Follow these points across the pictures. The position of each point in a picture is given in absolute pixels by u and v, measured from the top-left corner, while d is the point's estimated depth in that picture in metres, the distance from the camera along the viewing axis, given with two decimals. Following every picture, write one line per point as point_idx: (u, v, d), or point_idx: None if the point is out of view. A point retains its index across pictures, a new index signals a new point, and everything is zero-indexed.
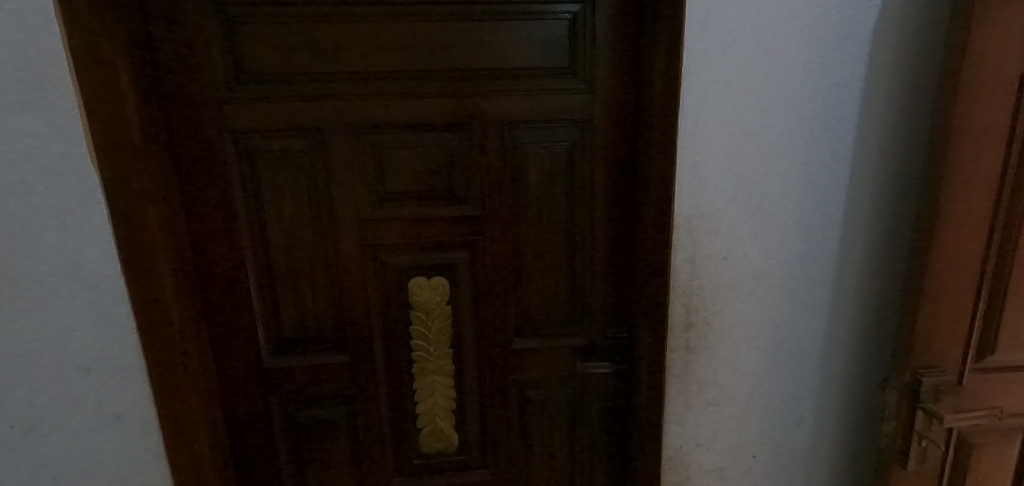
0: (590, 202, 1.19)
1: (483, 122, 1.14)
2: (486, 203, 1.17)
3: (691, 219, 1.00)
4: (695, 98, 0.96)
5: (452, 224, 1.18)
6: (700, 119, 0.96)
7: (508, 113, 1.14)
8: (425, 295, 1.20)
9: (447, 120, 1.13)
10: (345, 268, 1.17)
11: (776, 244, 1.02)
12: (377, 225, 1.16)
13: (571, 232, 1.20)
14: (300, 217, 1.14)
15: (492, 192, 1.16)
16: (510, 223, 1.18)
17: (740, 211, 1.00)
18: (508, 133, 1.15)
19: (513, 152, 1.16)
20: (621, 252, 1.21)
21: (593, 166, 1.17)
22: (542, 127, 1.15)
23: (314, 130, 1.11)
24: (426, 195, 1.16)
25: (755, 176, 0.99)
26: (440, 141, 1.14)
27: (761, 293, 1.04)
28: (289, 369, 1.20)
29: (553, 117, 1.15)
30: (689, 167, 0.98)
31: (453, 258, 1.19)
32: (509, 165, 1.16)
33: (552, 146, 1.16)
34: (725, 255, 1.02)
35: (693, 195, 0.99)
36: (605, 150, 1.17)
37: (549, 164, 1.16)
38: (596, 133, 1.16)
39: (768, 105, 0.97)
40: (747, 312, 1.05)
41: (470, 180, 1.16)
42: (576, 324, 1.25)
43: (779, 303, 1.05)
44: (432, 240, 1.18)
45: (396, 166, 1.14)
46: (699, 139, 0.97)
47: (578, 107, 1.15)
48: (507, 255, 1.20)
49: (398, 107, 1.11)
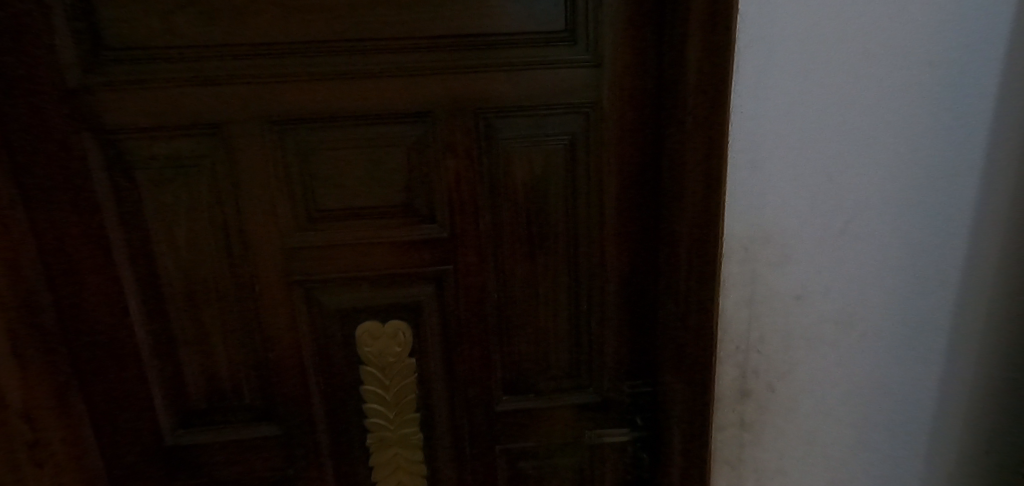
0: (598, 215, 0.87)
1: (449, 111, 0.82)
2: (456, 222, 0.86)
3: (748, 245, 0.68)
4: (756, 65, 0.64)
5: (411, 250, 0.86)
6: (763, 95, 0.65)
7: (481, 97, 0.82)
8: (380, 346, 0.90)
9: (399, 109, 0.81)
10: (267, 314, 0.86)
11: (875, 278, 0.70)
12: (310, 255, 0.85)
13: (571, 257, 0.88)
14: (202, 246, 0.83)
15: (463, 205, 0.85)
16: (491, 248, 0.87)
17: (821, 231, 0.68)
18: (484, 125, 0.84)
19: (491, 152, 0.84)
20: (641, 281, 0.90)
21: (601, 167, 0.86)
22: (531, 116, 0.84)
23: (214, 127, 0.80)
24: (374, 212, 0.85)
25: (842, 180, 0.67)
26: (390, 138, 0.83)
27: (851, 349, 0.72)
28: (202, 448, 0.90)
29: (545, 102, 0.83)
30: (743, 167, 0.67)
31: (414, 295, 0.88)
32: (487, 170, 0.85)
33: (546, 142, 0.85)
34: (799, 295, 0.70)
35: (751, 208, 0.68)
36: (618, 144, 0.85)
37: (543, 167, 0.85)
38: (605, 122, 0.84)
39: (865, 73, 0.64)
40: (830, 377, 0.72)
41: (433, 188, 0.85)
42: (582, 377, 0.94)
43: (876, 361, 0.72)
44: (386, 271, 0.87)
45: (330, 175, 0.83)
46: (761, 125, 0.65)
47: (580, 87, 0.83)
48: (488, 290, 0.89)
49: (330, 93, 0.80)
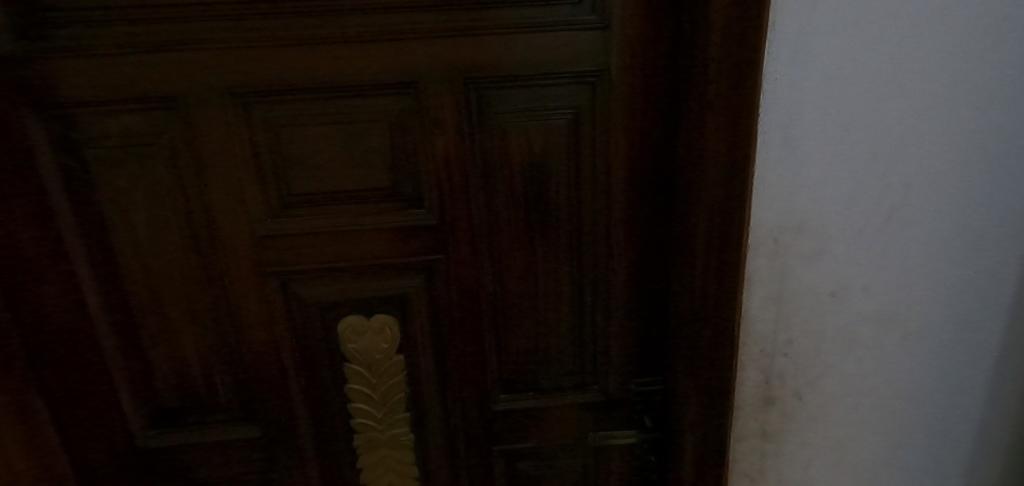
0: (605, 199, 0.78)
1: (437, 81, 0.73)
2: (447, 207, 0.77)
3: (778, 235, 0.59)
4: (796, 23, 0.54)
5: (397, 237, 0.78)
6: (803, 59, 0.55)
7: (473, 65, 0.73)
8: (365, 342, 0.82)
9: (379, 79, 0.72)
10: (241, 308, 0.79)
11: (929, 275, 0.60)
12: (285, 243, 0.77)
13: (575, 244, 0.80)
14: (165, 234, 0.75)
15: (454, 188, 0.76)
16: (485, 235, 0.79)
17: (864, 220, 0.59)
18: (477, 97, 0.74)
19: (485, 128, 0.75)
20: (651, 271, 0.81)
21: (609, 145, 0.76)
22: (531, 86, 0.74)
23: (172, 100, 0.71)
24: (355, 195, 0.76)
25: (895, 160, 0.57)
26: (370, 112, 0.73)
27: (895, 354, 0.62)
28: (177, 450, 0.84)
29: (546, 70, 0.73)
30: (775, 145, 0.57)
31: (401, 287, 0.80)
32: (480, 148, 0.76)
33: (546, 116, 0.75)
34: (835, 292, 0.61)
35: (783, 193, 0.58)
36: (628, 118, 0.75)
37: (543, 145, 0.76)
38: (614, 94, 0.75)
39: (926, 33, 0.54)
40: (870, 385, 0.63)
41: (421, 169, 0.76)
42: (587, 374, 0.86)
43: (925, 369, 0.63)
44: (370, 261, 0.79)
45: (305, 155, 0.74)
46: (799, 95, 0.56)
47: (585, 53, 0.73)
48: (484, 281, 0.80)
49: (302, 61, 0.70)
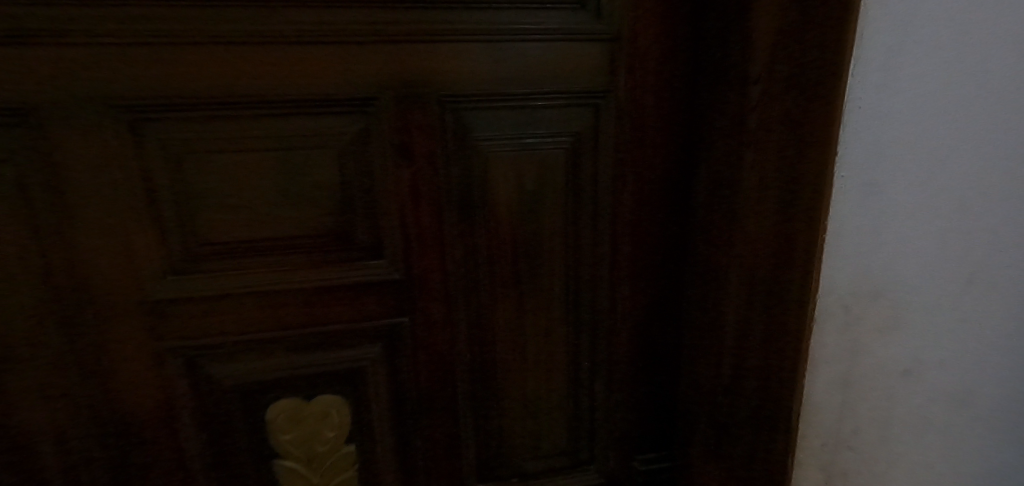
0: (608, 248, 0.64)
1: (405, 99, 0.56)
2: (415, 258, 0.60)
3: (848, 305, 0.49)
4: (881, 53, 0.45)
5: (349, 297, 0.60)
6: (889, 95, 0.46)
7: (450, 80, 0.57)
8: (303, 432, 0.63)
9: (327, 94, 0.54)
10: (131, 396, 0.58)
11: (1007, 347, 0.52)
12: (197, 309, 0.57)
13: (571, 301, 0.65)
14: (12, 302, 0.53)
15: (425, 234, 0.60)
16: (463, 292, 0.63)
17: (947, 287, 0.49)
18: (455, 121, 0.58)
19: (464, 159, 0.59)
20: (660, 332, 0.68)
21: (615, 182, 0.62)
22: (522, 108, 0.59)
23: (22, 115, 0.50)
24: (293, 246, 0.58)
25: (980, 218, 0.48)
26: (315, 138, 0.55)
27: (968, 438, 0.54)
28: None
29: (541, 89, 0.59)
30: (849, 198, 0.47)
31: (354, 359, 0.62)
32: (458, 184, 0.60)
33: (541, 145, 0.60)
34: (908, 371, 0.51)
35: (857, 253, 0.48)
36: (639, 150, 0.62)
37: (537, 181, 0.61)
38: (621, 120, 0.61)
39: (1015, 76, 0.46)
40: (939, 475, 0.54)
41: (381, 210, 0.59)
42: (582, 454, 0.71)
43: (996, 453, 0.55)
44: (312, 329, 0.60)
45: (223, 193, 0.55)
46: (882, 138, 0.46)
47: (589, 69, 0.59)
48: (460, 347, 0.64)
49: (221, 68, 0.52)
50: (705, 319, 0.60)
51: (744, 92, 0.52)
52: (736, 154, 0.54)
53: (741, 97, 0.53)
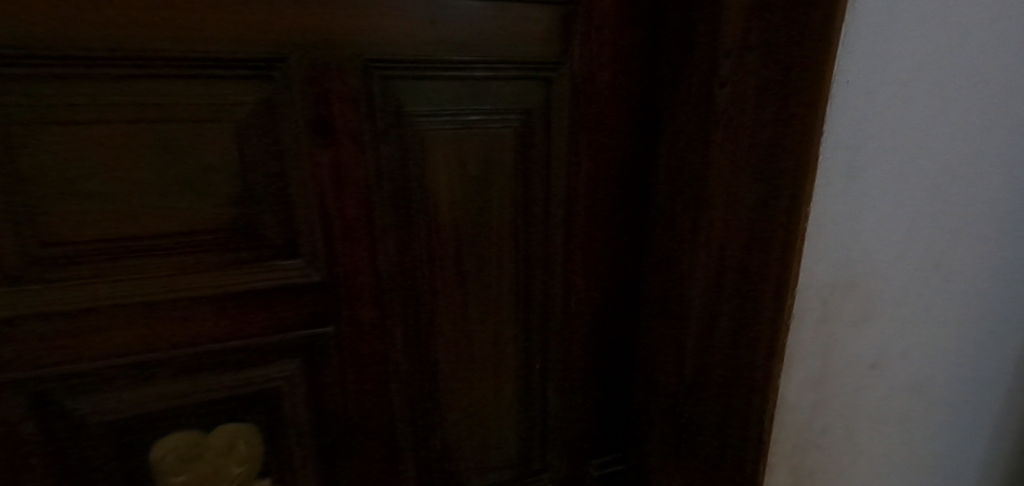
0: (561, 239, 0.58)
1: (318, 63, 0.45)
2: (341, 257, 0.51)
3: (828, 300, 0.46)
4: (875, 24, 0.40)
5: (253, 307, 0.49)
6: (883, 71, 0.41)
7: (378, 42, 0.47)
8: (203, 468, 0.52)
9: (214, 53, 0.42)
10: None
11: (961, 333, 0.51)
12: (49, 331, 0.44)
13: (520, 298, 0.59)
14: None
15: (354, 231, 0.50)
16: (399, 294, 0.54)
17: (914, 278, 0.48)
18: (383, 93, 0.48)
19: (397, 140, 0.50)
20: (614, 327, 0.63)
21: (569, 167, 0.56)
22: (463, 80, 0.50)
23: None
24: (177, 244, 0.46)
25: (954, 209, 0.46)
26: (201, 108, 0.43)
27: (922, 427, 0.54)
28: None
29: (485, 58, 0.50)
30: (835, 187, 0.43)
31: (267, 380, 0.51)
32: (390, 170, 0.50)
33: (487, 123, 0.52)
34: (874, 364, 0.50)
35: (838, 245, 0.45)
36: (592, 132, 0.56)
37: (482, 166, 0.53)
38: (575, 97, 0.54)
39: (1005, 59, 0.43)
40: (895, 465, 0.54)
41: (295, 201, 0.48)
42: (532, 464, 0.66)
43: (946, 440, 0.55)
44: (205, 347, 0.49)
45: (76, 178, 0.42)
46: (871, 120, 0.42)
47: (540, 36, 0.51)
48: (396, 358, 0.56)
49: (61, 11, 0.39)
50: (675, 314, 0.56)
51: (720, 68, 0.47)
52: (710, 135, 0.49)
53: (712, 74, 0.48)
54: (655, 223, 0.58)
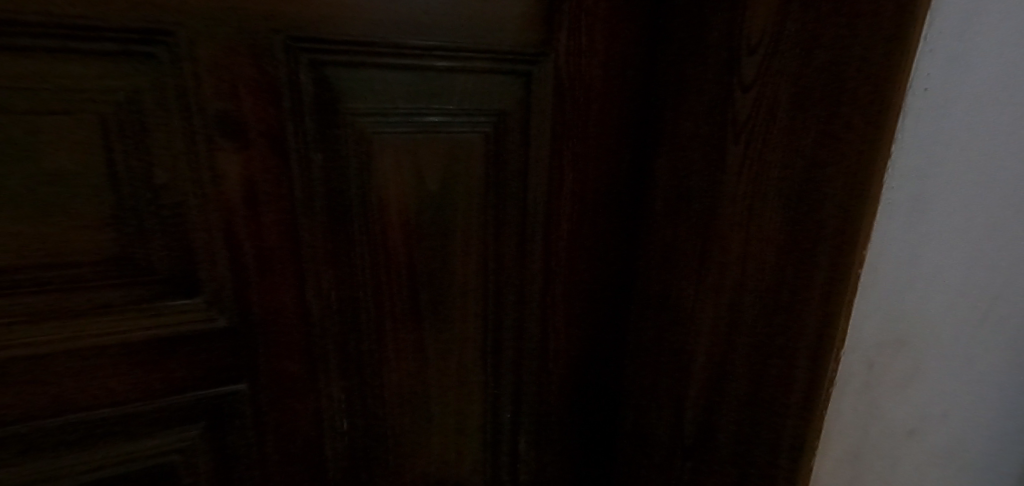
0: (539, 268, 0.48)
1: (220, 39, 0.33)
2: (257, 294, 0.39)
3: (873, 361, 0.38)
4: (959, 19, 0.31)
5: (136, 362, 0.37)
6: (960, 84, 0.33)
7: (307, 14, 0.35)
8: None
9: (66, 18, 0.30)
10: None
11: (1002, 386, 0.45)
12: None
13: (490, 339, 0.48)
14: None
15: (277, 262, 0.39)
16: (336, 339, 0.42)
17: (965, 330, 0.40)
18: (315, 84, 0.36)
19: (334, 146, 0.38)
20: (595, 366, 0.54)
21: (551, 182, 0.46)
22: (423, 72, 0.39)
23: None
24: (21, 283, 0.33)
25: (1010, 249, 0.39)
26: (48, 94, 0.31)
27: None
28: None
29: (450, 44, 0.39)
30: (897, 228, 0.35)
31: (157, 455, 0.39)
32: (324, 183, 0.38)
33: (451, 127, 0.41)
34: (915, 430, 0.42)
35: (890, 296, 0.36)
36: (579, 139, 0.46)
37: (443, 180, 0.42)
38: (562, 98, 0.44)
39: None
40: None
41: (190, 223, 0.35)
42: None
43: None
44: (68, 416, 0.36)
45: None
46: (942, 141, 0.33)
47: (521, 20, 0.41)
48: (332, 416, 0.44)
49: None
50: (673, 359, 0.47)
51: (748, 66, 0.37)
52: (730, 149, 0.39)
53: (736, 73, 0.38)
54: (651, 250, 0.48)
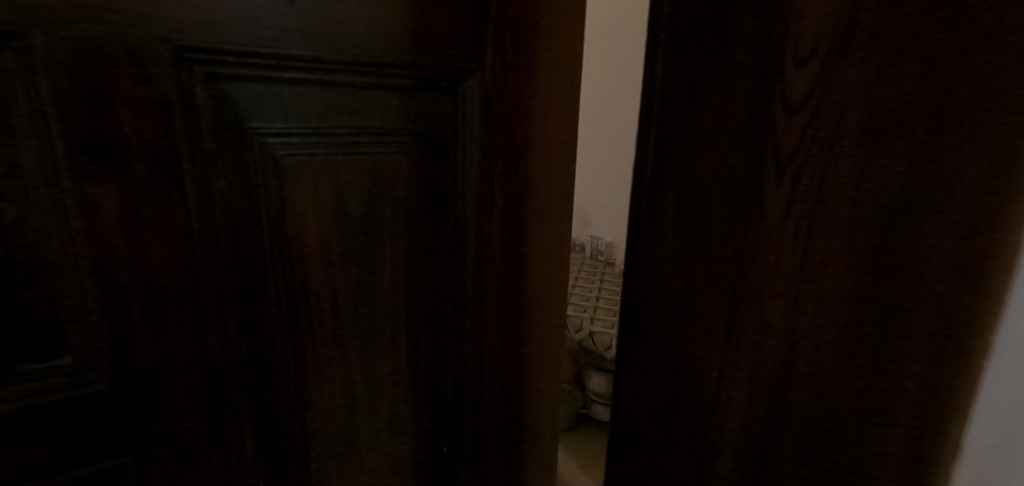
0: (466, 285, 0.42)
1: (87, 30, 0.26)
2: (144, 354, 0.30)
3: None
4: None
5: None
6: None
7: (201, 19, 0.28)
8: None
9: None
10: None
11: None
12: None
13: (422, 370, 0.42)
14: None
15: (169, 311, 0.31)
16: (247, 391, 0.34)
17: None
18: (213, 102, 0.30)
19: (243, 171, 0.32)
20: (528, 390, 0.49)
21: (482, 199, 0.41)
22: (335, 86, 0.33)
23: None
24: None
25: None
26: None
27: None
28: None
29: (364, 52, 0.33)
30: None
31: None
32: (228, 207, 0.31)
33: (371, 147, 0.35)
34: None
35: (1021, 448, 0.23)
36: (507, 153, 0.41)
37: (365, 207, 0.36)
38: (492, 111, 0.40)
39: None
40: None
41: (53, 260, 0.28)
42: None
43: None
44: None
45: None
46: None
47: (445, 28, 0.36)
48: None
49: None
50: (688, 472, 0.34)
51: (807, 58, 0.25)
52: (777, 185, 0.27)
53: (784, 77, 0.26)
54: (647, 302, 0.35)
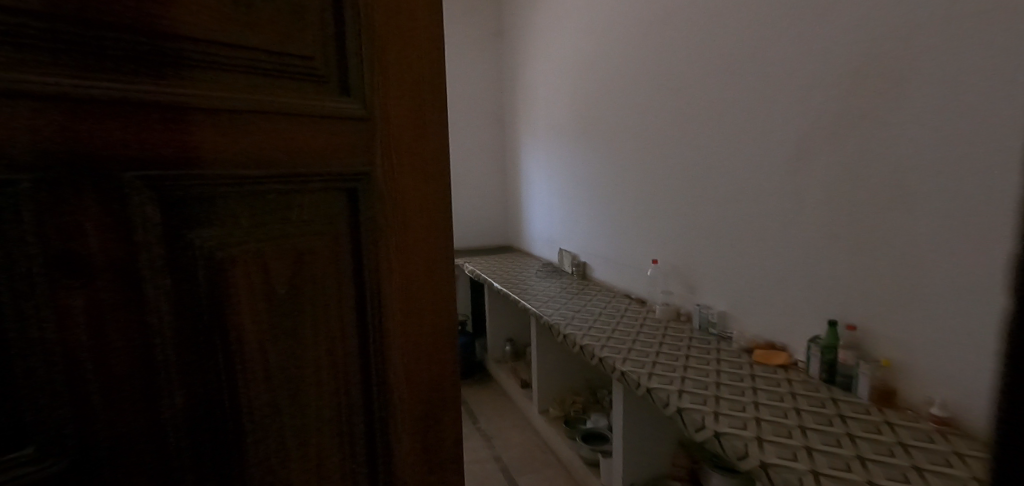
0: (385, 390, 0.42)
1: (40, 129, 0.26)
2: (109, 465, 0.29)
3: None
4: None
5: None
6: None
7: (144, 142, 0.29)
8: None
9: None
10: None
11: None
12: None
13: (354, 462, 0.41)
14: None
15: (131, 420, 0.30)
16: (195, 470, 0.32)
17: None
18: (161, 220, 0.30)
19: (188, 287, 0.32)
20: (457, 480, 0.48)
21: (391, 307, 0.41)
22: (254, 201, 0.34)
23: None
24: None
25: None
26: None
27: None
28: None
29: (284, 162, 0.34)
30: None
31: None
32: (173, 288, 0.31)
33: (292, 259, 0.36)
34: None
35: None
36: (408, 258, 0.41)
37: (287, 317, 0.36)
38: (396, 221, 0.40)
39: None
40: None
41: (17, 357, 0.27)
42: None
43: None
44: None
45: None
46: None
47: (357, 149, 0.37)
48: None
49: None
50: None
51: None
52: None
53: None
54: None
